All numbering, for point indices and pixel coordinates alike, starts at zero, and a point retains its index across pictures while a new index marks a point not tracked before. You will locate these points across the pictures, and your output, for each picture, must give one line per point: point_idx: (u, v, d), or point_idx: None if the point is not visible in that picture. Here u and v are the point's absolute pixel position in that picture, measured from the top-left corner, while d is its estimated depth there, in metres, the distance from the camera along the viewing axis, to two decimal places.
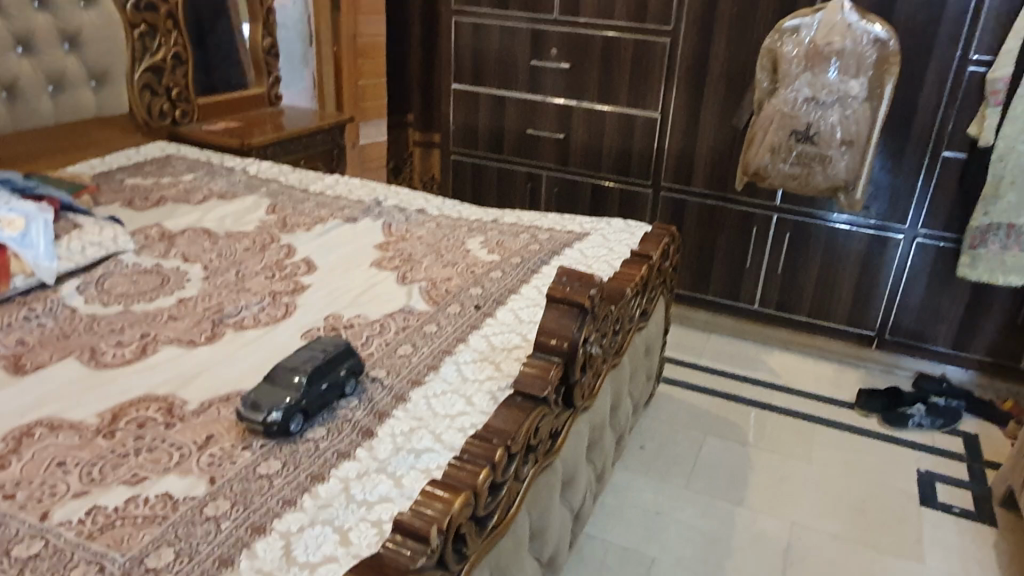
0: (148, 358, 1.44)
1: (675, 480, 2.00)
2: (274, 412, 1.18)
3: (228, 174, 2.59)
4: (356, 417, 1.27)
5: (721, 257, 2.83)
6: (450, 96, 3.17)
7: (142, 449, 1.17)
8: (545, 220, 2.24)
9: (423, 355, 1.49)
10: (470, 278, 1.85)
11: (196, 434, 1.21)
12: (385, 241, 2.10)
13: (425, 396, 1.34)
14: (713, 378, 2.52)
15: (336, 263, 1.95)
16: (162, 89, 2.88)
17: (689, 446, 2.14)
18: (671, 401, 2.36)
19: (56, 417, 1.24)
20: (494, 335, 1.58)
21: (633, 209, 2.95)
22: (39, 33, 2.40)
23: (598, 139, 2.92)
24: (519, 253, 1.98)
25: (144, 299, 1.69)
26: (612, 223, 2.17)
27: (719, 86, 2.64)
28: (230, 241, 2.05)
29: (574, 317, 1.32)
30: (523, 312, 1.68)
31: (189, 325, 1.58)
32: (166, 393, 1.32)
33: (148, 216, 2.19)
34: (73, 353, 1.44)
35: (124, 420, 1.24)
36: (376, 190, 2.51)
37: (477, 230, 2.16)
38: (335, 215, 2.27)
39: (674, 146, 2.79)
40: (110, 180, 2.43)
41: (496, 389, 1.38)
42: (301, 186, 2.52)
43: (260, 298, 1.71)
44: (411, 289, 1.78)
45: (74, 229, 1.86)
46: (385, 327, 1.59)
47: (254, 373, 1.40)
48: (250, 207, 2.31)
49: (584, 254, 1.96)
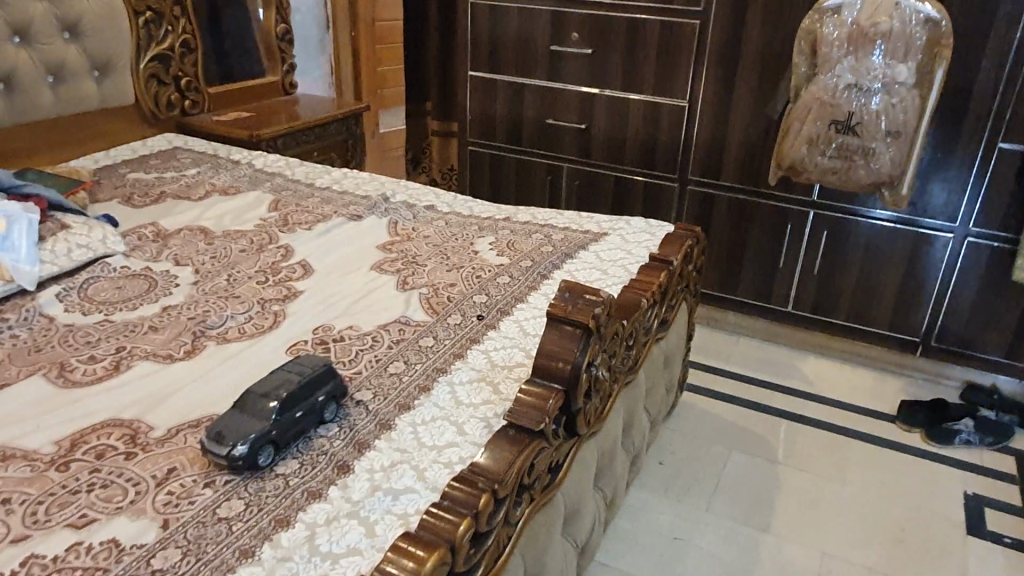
0: (120, 375, 1.34)
1: (695, 501, 1.86)
2: (239, 445, 1.06)
3: (233, 168, 2.49)
4: (333, 448, 1.15)
5: (752, 255, 2.65)
6: (466, 84, 3.03)
7: (96, 485, 1.06)
8: (560, 218, 2.09)
9: (415, 373, 1.36)
10: (474, 283, 1.71)
11: (156, 466, 1.10)
12: (389, 241, 1.97)
13: (412, 423, 1.22)
14: (741, 386, 2.36)
15: (334, 266, 1.83)
16: (170, 79, 2.82)
17: (712, 463, 1.99)
18: (694, 412, 2.21)
19: (10, 445, 1.14)
20: (495, 351, 1.44)
21: (659, 205, 2.78)
22: (38, 22, 2.32)
23: (623, 129, 2.75)
24: (530, 256, 1.84)
25: (127, 306, 1.59)
26: (632, 223, 2.02)
27: (753, 72, 2.45)
28: (227, 241, 1.95)
29: (577, 339, 1.17)
30: (528, 324, 1.54)
31: (169, 337, 1.47)
32: (132, 417, 1.22)
33: (145, 213, 2.10)
34: (42, 369, 1.35)
35: (83, 450, 1.14)
36: (385, 185, 2.39)
37: (487, 229, 2.02)
38: (339, 212, 2.16)
39: (703, 137, 2.61)
40: (112, 175, 2.35)
41: (492, 415, 1.24)
42: (308, 180, 2.41)
43: (248, 306, 1.60)
44: (410, 297, 1.65)
45: (61, 230, 1.77)
46: (378, 341, 1.46)
47: (230, 394, 1.29)
48: (252, 203, 2.21)
49: (599, 257, 1.81)
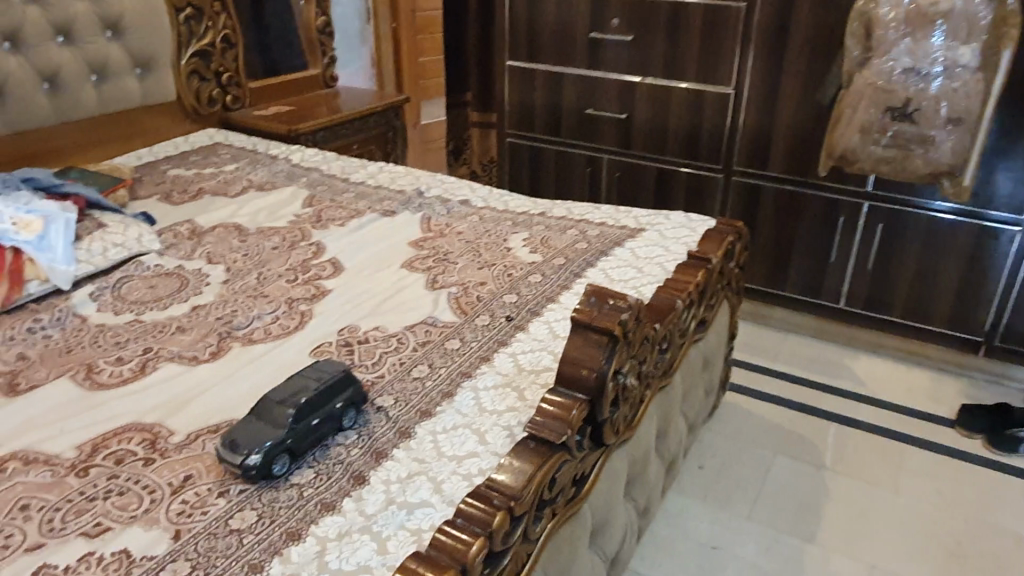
0: (146, 377, 1.33)
1: (735, 508, 1.78)
2: (253, 454, 1.04)
3: (271, 163, 2.49)
4: (350, 457, 1.12)
5: (802, 248, 2.54)
6: (504, 74, 2.98)
7: (113, 492, 1.06)
8: (597, 213, 2.02)
9: (439, 378, 1.32)
10: (505, 282, 1.66)
11: (173, 473, 1.09)
12: (422, 237, 1.94)
13: (433, 431, 1.18)
14: (789, 387, 2.26)
15: (364, 264, 1.80)
16: (211, 75, 2.83)
17: (755, 468, 1.91)
18: (737, 413, 2.12)
19: (33, 450, 1.15)
20: (523, 354, 1.39)
21: (703, 197, 2.68)
22: (79, 21, 2.35)
23: (666, 118, 2.66)
24: (564, 253, 1.78)
25: (157, 306, 1.60)
26: (671, 218, 1.94)
27: (803, 56, 2.33)
28: (260, 238, 1.94)
29: (602, 347, 1.11)
30: (558, 326, 1.48)
31: (195, 339, 1.46)
32: (153, 421, 1.21)
33: (183, 210, 2.11)
34: (70, 371, 1.35)
35: (103, 455, 1.13)
36: (420, 179, 2.36)
37: (521, 225, 1.97)
38: (373, 208, 2.13)
39: (750, 126, 2.50)
40: (153, 171, 2.37)
41: (515, 423, 1.20)
42: (343, 175, 2.39)
43: (275, 306, 1.59)
44: (438, 296, 1.61)
45: (98, 229, 1.78)
46: (403, 343, 1.43)
47: (251, 397, 1.27)
48: (287, 199, 2.20)
49: (635, 254, 1.75)
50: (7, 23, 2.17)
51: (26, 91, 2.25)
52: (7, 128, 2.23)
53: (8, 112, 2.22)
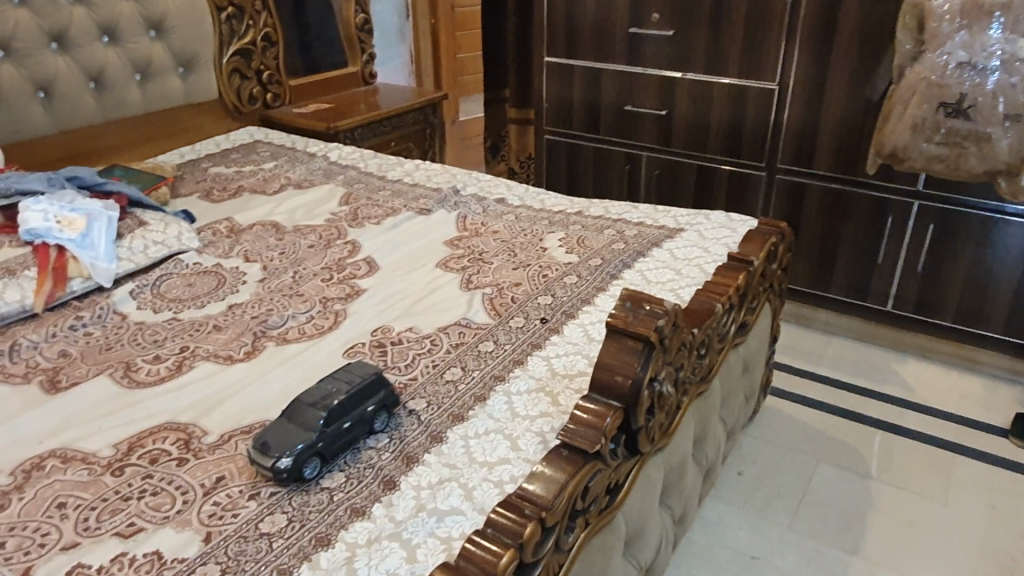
0: (182, 376, 1.34)
1: (776, 518, 1.73)
2: (284, 457, 1.04)
3: (309, 161, 2.50)
4: (381, 461, 1.11)
5: (847, 248, 2.46)
6: (543, 70, 2.95)
7: (147, 491, 1.06)
8: (635, 212, 1.99)
9: (472, 381, 1.30)
10: (540, 283, 1.64)
11: (206, 474, 1.09)
12: (457, 236, 1.92)
13: (464, 436, 1.16)
14: (832, 392, 2.19)
15: (399, 263, 1.80)
16: (251, 73, 2.86)
17: (796, 475, 1.86)
18: (778, 418, 2.07)
19: (71, 447, 1.16)
20: (557, 358, 1.37)
21: (745, 195, 2.62)
22: (124, 21, 2.39)
23: (707, 114, 2.60)
24: (601, 253, 1.75)
25: (195, 304, 1.61)
26: (711, 217, 1.89)
27: (851, 50, 2.25)
28: (297, 236, 1.95)
29: (638, 353, 1.08)
30: (594, 329, 1.45)
31: (230, 338, 1.47)
32: (187, 421, 1.22)
33: (222, 208, 2.13)
34: (109, 368, 1.37)
35: (138, 454, 1.14)
36: (456, 177, 2.34)
37: (558, 224, 1.94)
38: (408, 206, 2.13)
39: (795, 122, 2.43)
40: (194, 169, 2.40)
41: (548, 429, 1.17)
42: (379, 173, 2.39)
43: (310, 305, 1.59)
44: (473, 297, 1.60)
45: (139, 227, 1.80)
46: (436, 345, 1.42)
47: (285, 398, 1.27)
48: (325, 197, 2.21)
49: (674, 255, 1.71)
50: (53, 24, 2.22)
51: (72, 90, 2.30)
52: (55, 127, 2.30)
53: (57, 111, 2.28)
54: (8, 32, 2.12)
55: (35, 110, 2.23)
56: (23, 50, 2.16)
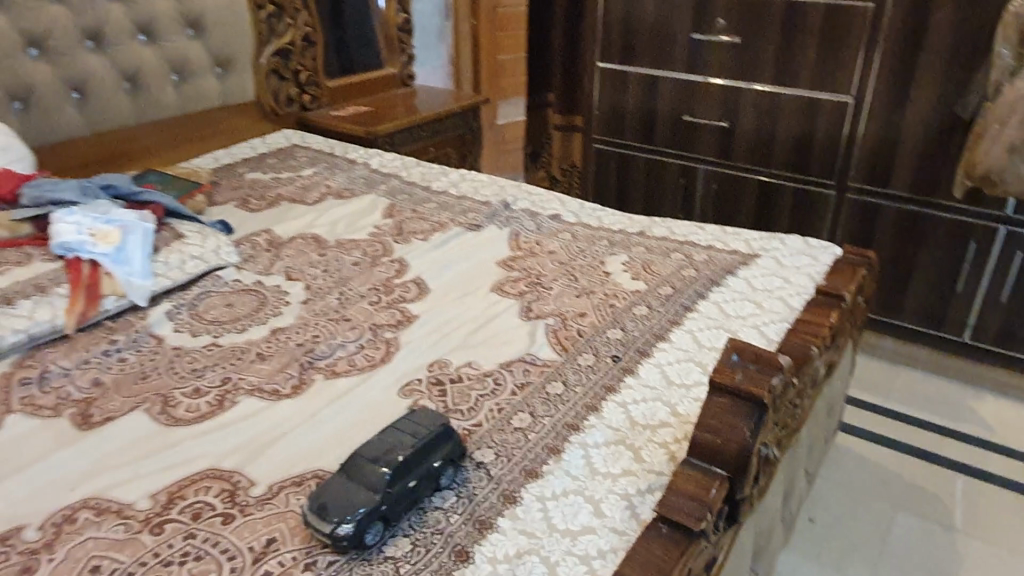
0: (224, 414, 1.23)
1: (855, 572, 1.59)
2: (344, 523, 0.92)
3: (349, 168, 2.39)
4: (449, 525, 0.99)
5: (921, 274, 2.32)
6: (594, 75, 2.84)
7: (189, 555, 0.95)
8: (702, 234, 1.85)
9: (543, 430, 1.18)
10: (607, 314, 1.51)
11: (255, 536, 0.98)
12: (511, 256, 1.80)
13: (540, 498, 1.04)
14: (906, 429, 2.05)
15: (451, 285, 1.68)
16: (289, 74, 2.74)
17: (873, 524, 1.72)
18: (848, 459, 1.93)
19: (105, 497, 1.05)
20: (634, 404, 1.23)
21: (810, 214, 2.49)
22: (162, 19, 2.30)
23: (773, 126, 2.48)
24: (670, 281, 1.61)
25: (235, 328, 1.50)
26: (788, 242, 1.75)
27: (937, 65, 2.11)
28: (341, 252, 1.84)
29: (747, 414, 0.95)
30: (672, 371, 1.32)
31: (275, 369, 1.35)
32: (231, 468, 1.10)
33: (261, 218, 2.02)
34: (145, 402, 1.25)
35: (178, 507, 1.03)
36: (505, 189, 2.22)
37: (619, 246, 1.81)
38: (457, 221, 2.00)
39: (870, 137, 2.30)
40: (231, 174, 2.29)
41: (634, 491, 1.05)
42: (424, 183, 2.28)
43: (359, 333, 1.47)
44: (535, 328, 1.47)
45: (176, 239, 1.69)
46: (499, 386, 1.29)
47: (339, 443, 1.15)
48: (367, 208, 2.09)
49: (752, 285, 1.57)
50: (89, 22, 2.13)
51: (108, 90, 2.21)
52: (90, 128, 2.20)
53: (91, 113, 2.20)
54: (42, 29, 2.03)
55: (69, 111, 2.15)
56: (58, 48, 2.08)
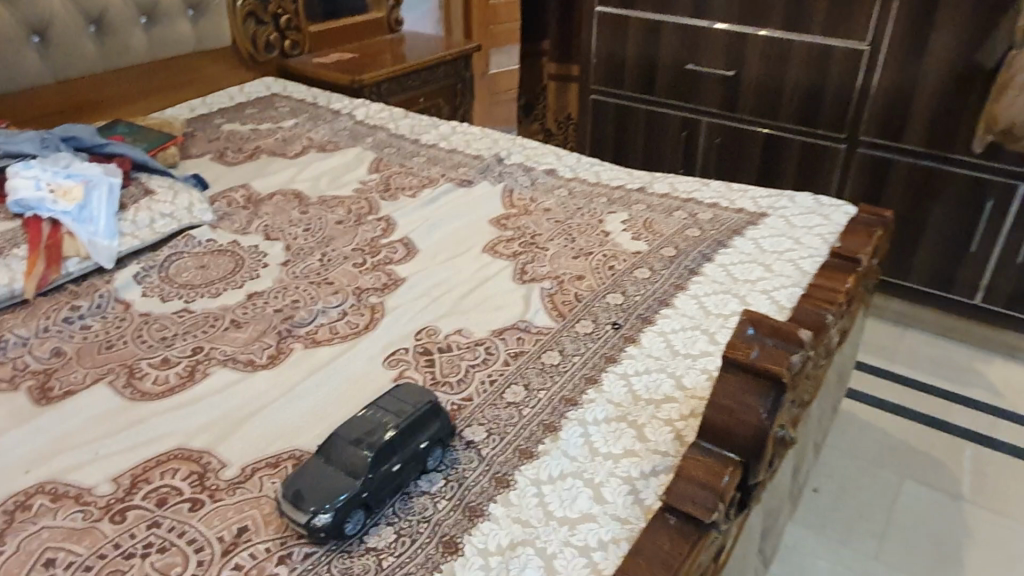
0: (195, 387, 1.14)
1: (860, 545, 1.57)
2: (322, 513, 0.84)
3: (333, 119, 2.25)
4: (437, 512, 0.91)
5: (932, 233, 2.24)
6: (593, 21, 2.70)
7: (153, 547, 0.87)
8: (707, 191, 1.75)
9: (538, 405, 1.10)
10: (606, 277, 1.41)
11: (225, 524, 0.90)
12: (504, 214, 1.69)
13: (536, 482, 0.96)
14: (912, 395, 2.01)
15: (441, 245, 1.58)
16: (269, 18, 2.60)
17: (879, 494, 1.69)
18: (855, 425, 1.90)
19: (62, 481, 0.96)
20: (637, 376, 1.15)
21: (817, 169, 2.40)
22: None
23: (781, 75, 2.36)
24: (673, 242, 1.52)
25: (208, 292, 1.40)
26: (797, 200, 1.66)
27: (961, 9, 1.99)
28: (323, 209, 1.73)
29: (763, 394, 0.87)
30: (677, 339, 1.23)
31: (250, 337, 1.26)
32: (201, 447, 1.02)
33: (238, 173, 1.90)
34: (109, 374, 1.16)
35: (143, 492, 0.94)
36: (499, 142, 2.10)
37: (618, 203, 1.71)
38: (447, 176, 1.89)
39: (883, 87, 2.19)
40: (207, 125, 2.16)
41: (637, 474, 0.97)
42: (413, 135, 2.15)
43: (342, 298, 1.37)
44: (530, 292, 1.38)
45: (145, 196, 1.58)
46: (491, 355, 1.21)
47: (319, 420, 1.07)
48: (352, 162, 1.97)
49: (761, 246, 1.48)
50: None
51: (72, 34, 2.06)
52: (52, 76, 2.07)
53: (53, 59, 2.06)
54: None
55: (31, 57, 2.00)
56: None
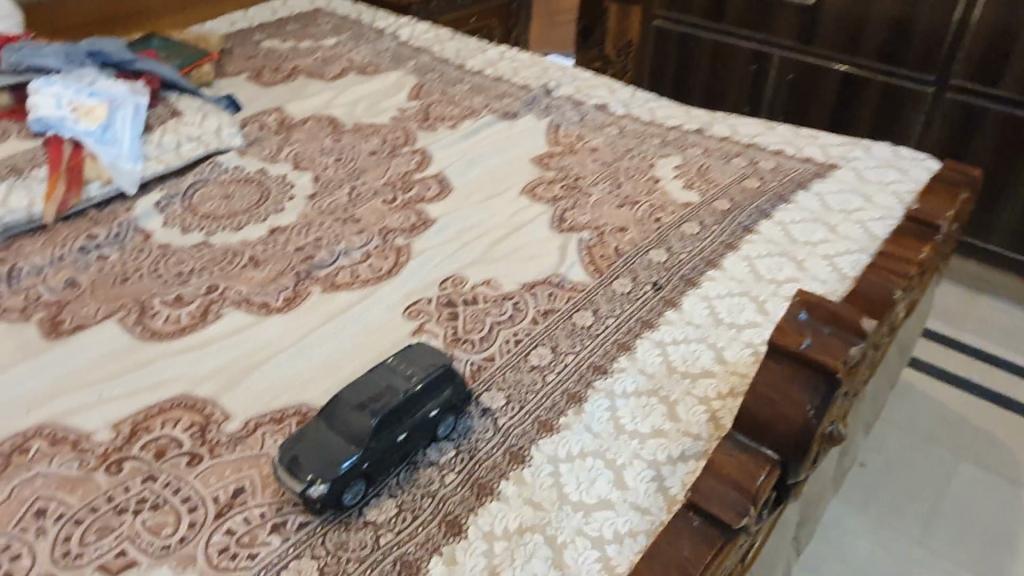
0: (205, 329, 1.09)
1: (904, 527, 1.47)
2: (319, 483, 0.78)
3: (376, 39, 2.13)
4: (443, 487, 0.85)
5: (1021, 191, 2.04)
6: None
7: (146, 504, 0.83)
8: (771, 135, 1.59)
9: (563, 371, 1.01)
10: (651, 231, 1.30)
11: (221, 483, 0.85)
12: (548, 151, 1.57)
13: (553, 460, 0.88)
14: (979, 368, 1.86)
15: (477, 184, 1.48)
16: None
17: (930, 474, 1.58)
18: (913, 398, 1.77)
19: (62, 424, 0.93)
20: (674, 345, 1.05)
21: (898, 114, 2.19)
22: None
23: (868, 6, 2.14)
24: (728, 193, 1.39)
25: (230, 224, 1.33)
26: (873, 151, 1.50)
27: None
28: (357, 137, 1.63)
29: (812, 388, 0.76)
30: (723, 306, 1.12)
31: (268, 277, 1.20)
32: (205, 396, 0.97)
33: (274, 94, 1.81)
34: (121, 310, 1.12)
35: (141, 442, 0.90)
36: (549, 71, 1.95)
37: (672, 145, 1.57)
38: (491, 107, 1.76)
39: (984, 25, 1.95)
40: (245, 41, 2.06)
41: (664, 459, 0.88)
42: (458, 60, 2.02)
43: (367, 238, 1.30)
44: (567, 242, 1.28)
45: (172, 117, 1.51)
46: (519, 312, 1.12)
47: (330, 373, 1.01)
48: (392, 87, 1.86)
49: (827, 203, 1.34)
50: None
51: None
52: None
53: None
54: None
55: None
56: None
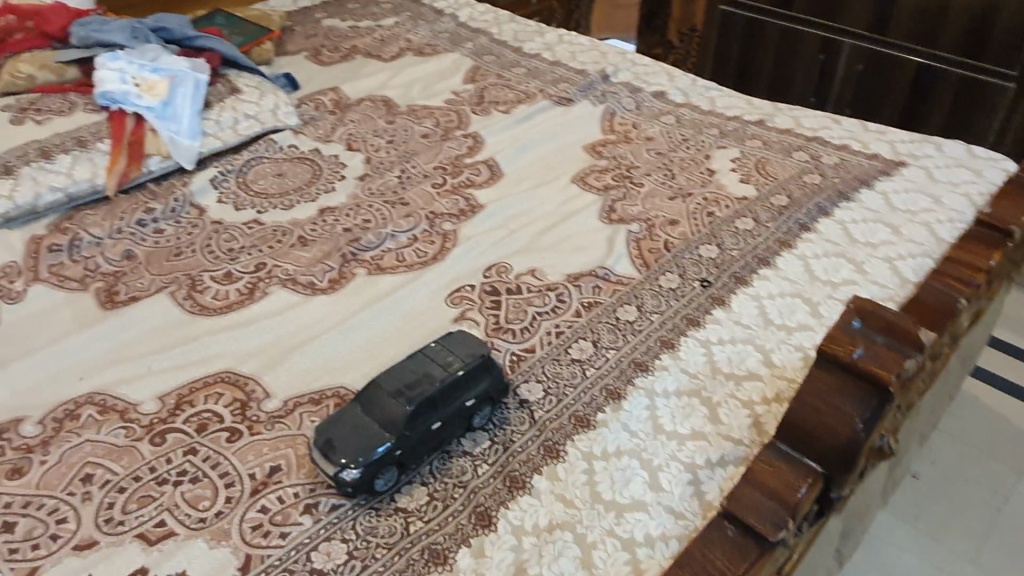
0: (251, 306, 1.10)
1: (957, 544, 1.41)
2: (352, 468, 0.78)
3: (435, 20, 2.12)
4: (476, 478, 0.85)
5: None
6: None
7: (186, 477, 0.85)
8: (837, 129, 1.53)
9: (604, 366, 1.00)
10: (703, 225, 1.26)
11: (259, 461, 0.87)
12: (601, 139, 1.54)
13: (588, 458, 0.87)
14: None
15: (528, 171, 1.46)
16: None
17: (988, 490, 1.51)
18: (975, 410, 1.69)
19: (112, 393, 0.95)
20: (720, 345, 1.02)
21: (976, 109, 2.08)
22: None
23: None
24: (787, 189, 1.34)
25: (281, 203, 1.35)
26: (945, 150, 1.43)
27: None
28: (411, 120, 1.63)
29: (862, 400, 0.73)
30: (774, 307, 1.08)
31: (314, 258, 1.21)
32: (248, 374, 0.99)
33: (331, 74, 1.83)
34: (173, 284, 1.14)
35: (184, 415, 0.92)
36: (608, 56, 1.91)
37: (731, 137, 1.52)
38: (546, 92, 1.74)
39: None
40: (306, 20, 2.08)
41: (702, 463, 0.86)
42: (515, 43, 1.99)
43: (414, 222, 1.29)
44: (615, 233, 1.25)
45: (231, 94, 1.53)
46: (562, 303, 1.10)
47: (370, 357, 1.01)
48: (448, 69, 1.85)
49: (892, 202, 1.28)
50: None
51: None
52: None
53: None
54: None
55: None
56: None
